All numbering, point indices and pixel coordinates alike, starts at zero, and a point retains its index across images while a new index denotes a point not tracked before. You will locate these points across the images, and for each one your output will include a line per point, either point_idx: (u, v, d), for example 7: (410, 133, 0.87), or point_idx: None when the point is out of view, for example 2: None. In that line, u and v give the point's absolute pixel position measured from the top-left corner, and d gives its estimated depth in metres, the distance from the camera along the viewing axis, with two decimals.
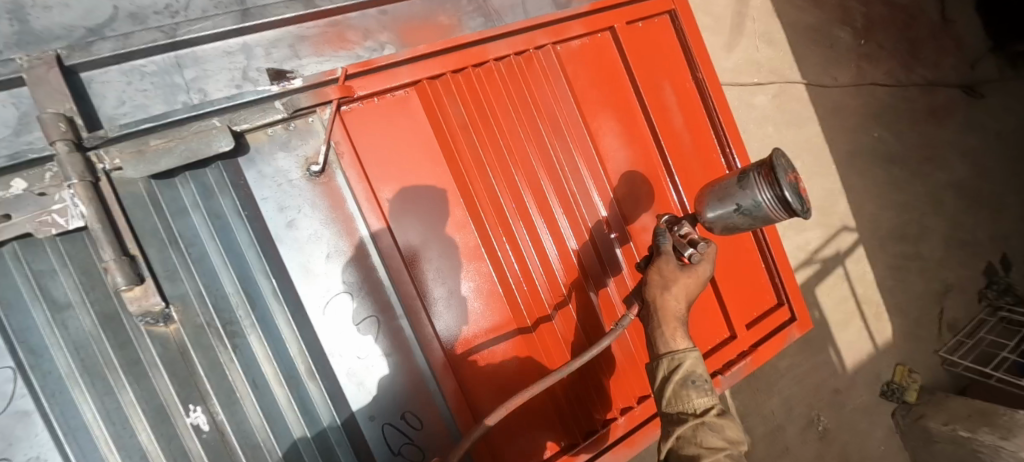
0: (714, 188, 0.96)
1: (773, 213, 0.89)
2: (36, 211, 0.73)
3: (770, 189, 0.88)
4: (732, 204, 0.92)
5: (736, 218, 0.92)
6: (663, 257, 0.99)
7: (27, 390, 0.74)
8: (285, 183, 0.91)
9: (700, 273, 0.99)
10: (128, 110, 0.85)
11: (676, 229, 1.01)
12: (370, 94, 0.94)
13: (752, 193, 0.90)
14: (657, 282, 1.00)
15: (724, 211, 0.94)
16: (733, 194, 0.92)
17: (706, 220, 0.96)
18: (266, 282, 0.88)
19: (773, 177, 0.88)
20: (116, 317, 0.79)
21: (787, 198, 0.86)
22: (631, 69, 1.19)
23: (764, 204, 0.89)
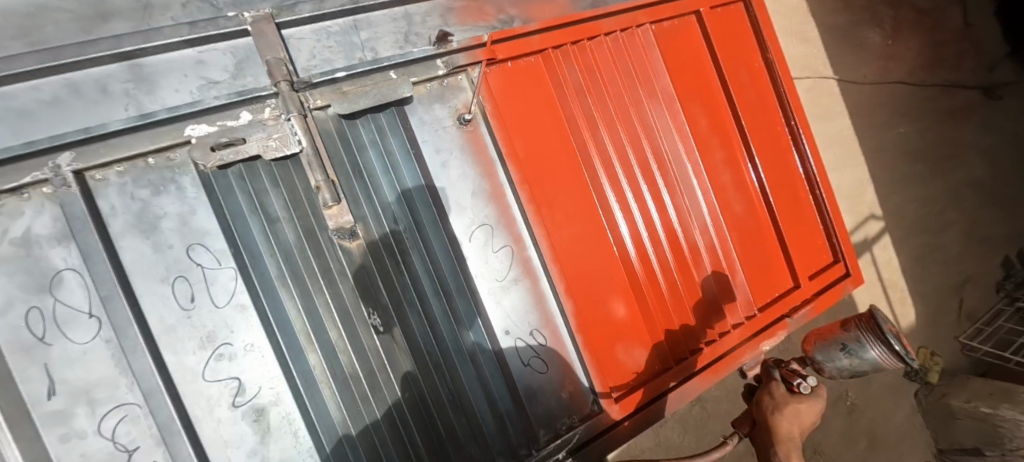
0: (823, 339, 1.38)
1: (883, 359, 1.27)
2: (263, 137, 0.89)
3: (877, 342, 1.27)
4: (840, 348, 1.33)
5: (844, 357, 1.32)
6: (775, 388, 1.25)
7: (244, 288, 0.90)
8: (441, 129, 1.06)
9: (811, 402, 1.21)
10: (317, 63, 0.99)
11: (786, 367, 1.28)
12: (506, 57, 1.10)
13: (864, 342, 1.29)
14: (769, 403, 1.23)
15: (834, 353, 1.34)
16: (842, 338, 1.33)
17: (818, 359, 1.38)
18: (425, 211, 1.03)
19: (875, 327, 1.27)
20: (314, 233, 0.94)
21: (894, 348, 1.24)
22: (712, 48, 1.35)
23: (873, 354, 1.28)
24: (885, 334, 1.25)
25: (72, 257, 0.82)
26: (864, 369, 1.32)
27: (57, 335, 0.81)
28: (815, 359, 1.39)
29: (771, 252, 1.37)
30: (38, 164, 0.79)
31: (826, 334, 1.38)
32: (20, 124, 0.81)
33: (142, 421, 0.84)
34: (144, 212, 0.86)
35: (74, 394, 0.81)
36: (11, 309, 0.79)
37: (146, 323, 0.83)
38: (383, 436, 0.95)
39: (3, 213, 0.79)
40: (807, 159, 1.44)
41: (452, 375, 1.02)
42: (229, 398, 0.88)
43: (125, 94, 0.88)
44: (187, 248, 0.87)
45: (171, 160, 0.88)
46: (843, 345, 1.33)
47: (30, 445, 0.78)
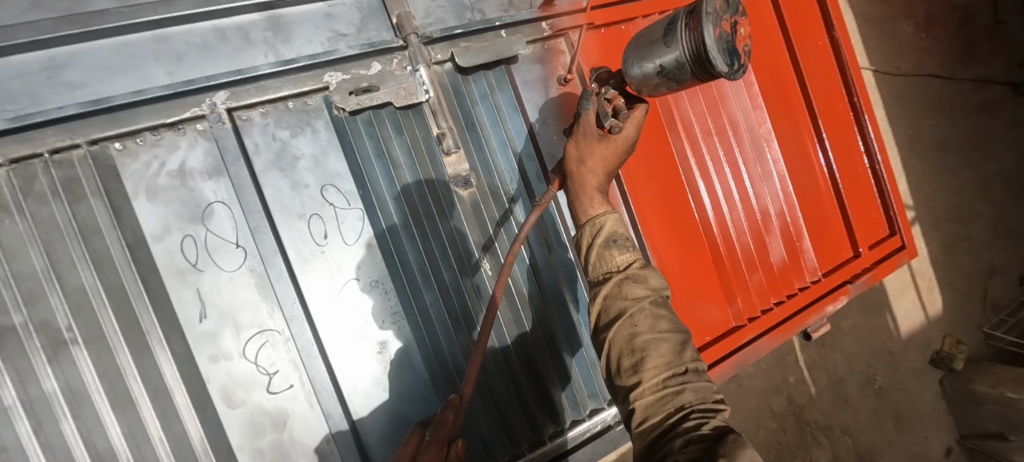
0: (641, 44, 0.93)
1: (691, 73, 0.88)
2: (395, 86, 0.96)
3: (692, 44, 0.86)
4: (654, 62, 0.90)
5: (655, 78, 0.91)
6: (583, 126, 0.95)
7: (371, 230, 0.97)
8: (541, 88, 1.10)
9: (620, 143, 0.94)
10: (431, 21, 1.05)
11: (603, 94, 0.96)
12: (601, 24, 1.16)
13: (675, 51, 0.88)
14: (576, 156, 0.97)
15: (645, 71, 0.92)
16: (658, 52, 0.90)
17: (631, 79, 0.95)
18: (531, 165, 1.08)
19: (697, 30, 0.84)
20: (433, 179, 0.99)
21: (705, 55, 0.84)
22: (783, 23, 1.41)
23: (687, 64, 0.88)
24: (703, 45, 0.83)
25: (221, 191, 0.88)
26: (678, 87, 0.93)
27: (207, 262, 0.87)
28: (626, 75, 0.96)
29: (833, 222, 1.43)
30: (197, 100, 0.86)
31: (645, 35, 0.94)
32: (176, 66, 0.89)
33: (281, 346, 0.90)
34: (283, 152, 0.91)
35: (221, 317, 0.87)
36: (168, 235, 0.85)
37: (287, 254, 0.90)
38: (491, 373, 1.02)
39: (163, 145, 0.86)
40: (869, 133, 1.50)
41: (548, 320, 1.09)
42: (357, 330, 0.94)
43: (264, 43, 0.94)
44: (321, 188, 0.93)
45: (307, 105, 0.94)
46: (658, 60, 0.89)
47: (185, 362, 0.84)
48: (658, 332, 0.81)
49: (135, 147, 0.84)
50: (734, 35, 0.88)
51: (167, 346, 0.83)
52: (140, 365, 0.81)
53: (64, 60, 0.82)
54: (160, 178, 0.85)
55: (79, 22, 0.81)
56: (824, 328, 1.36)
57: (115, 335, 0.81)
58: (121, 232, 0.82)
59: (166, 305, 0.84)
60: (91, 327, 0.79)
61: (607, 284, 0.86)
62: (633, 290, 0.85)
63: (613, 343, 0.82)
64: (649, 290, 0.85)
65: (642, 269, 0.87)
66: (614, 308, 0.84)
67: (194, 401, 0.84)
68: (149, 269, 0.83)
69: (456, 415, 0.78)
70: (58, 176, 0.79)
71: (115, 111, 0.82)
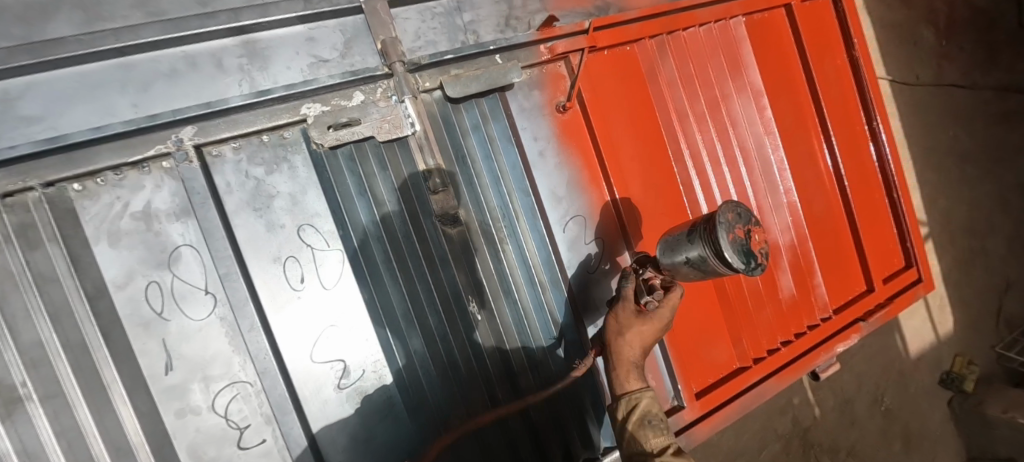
0: (669, 237, 0.91)
1: (720, 271, 0.83)
2: (377, 119, 0.88)
3: (713, 247, 0.82)
4: (681, 256, 0.86)
5: (685, 270, 0.86)
6: (621, 304, 0.91)
7: (351, 271, 0.90)
8: (538, 116, 1.03)
9: (657, 323, 0.89)
10: (422, 44, 0.98)
11: (640, 272, 0.93)
12: (605, 45, 1.08)
13: (698, 248, 0.84)
14: (615, 328, 0.92)
15: (674, 262, 0.88)
16: (683, 246, 0.86)
17: (663, 269, 0.91)
18: (525, 199, 1.01)
19: (716, 234, 0.81)
20: (418, 215, 0.93)
21: (728, 259, 0.80)
22: (800, 42, 1.33)
23: (713, 262, 0.83)
24: (724, 248, 0.80)
25: (189, 234, 0.82)
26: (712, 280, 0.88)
27: (174, 311, 0.81)
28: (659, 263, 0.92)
29: (847, 254, 1.35)
30: (162, 137, 0.79)
31: (673, 231, 0.92)
32: (140, 96, 0.81)
33: (253, 399, 0.84)
34: (258, 190, 0.85)
35: (189, 370, 0.81)
36: (132, 282, 0.79)
37: (259, 300, 0.84)
38: (481, 420, 0.96)
39: (126, 186, 0.79)
40: (888, 160, 1.41)
41: (544, 367, 1.01)
42: (335, 380, 0.88)
43: (240, 70, 0.87)
44: (298, 229, 0.87)
45: (284, 138, 0.87)
46: (685, 255, 0.86)
47: (150, 418, 0.79)
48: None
49: (95, 188, 0.78)
50: (755, 234, 0.85)
51: (130, 402, 0.78)
52: (102, 422, 0.76)
53: (21, 91, 0.76)
54: (123, 221, 0.79)
55: (33, 52, 0.75)
56: (833, 368, 1.29)
57: (74, 391, 0.75)
58: (79, 282, 0.76)
59: (129, 359, 0.78)
60: (48, 383, 0.74)
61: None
62: None
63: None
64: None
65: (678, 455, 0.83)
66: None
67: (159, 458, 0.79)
68: (110, 321, 0.78)
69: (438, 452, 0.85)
70: (10, 222, 0.73)
71: (71, 151, 0.75)
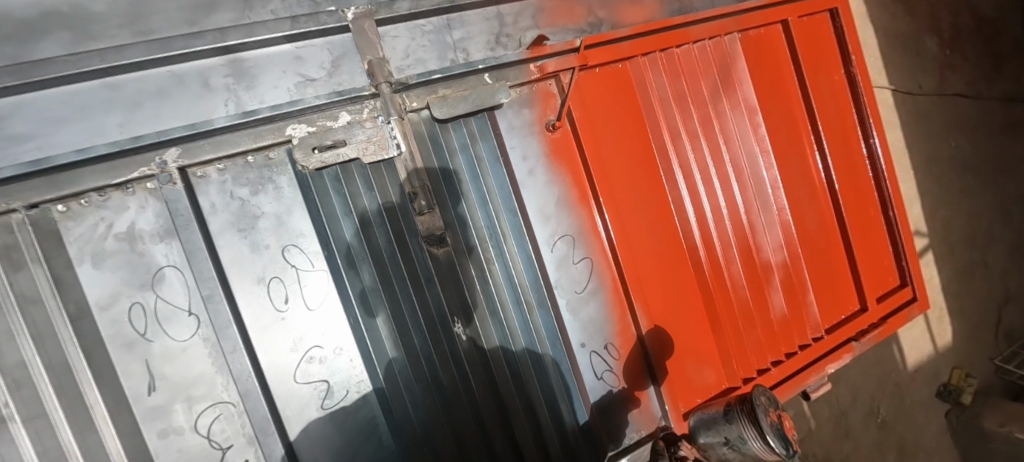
0: (704, 414, 0.98)
1: (760, 455, 0.89)
2: (363, 141, 0.88)
3: (754, 432, 0.88)
4: (721, 438, 0.93)
5: (727, 453, 0.93)
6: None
7: (336, 292, 0.90)
8: (528, 134, 1.01)
9: None
10: (410, 62, 0.97)
11: (675, 452, 0.96)
12: (597, 63, 1.07)
13: (737, 429, 0.91)
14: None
15: (716, 446, 0.94)
16: (720, 426, 0.94)
17: (699, 445, 0.98)
18: (512, 219, 1.00)
19: (756, 418, 0.89)
20: (403, 235, 0.94)
21: (770, 442, 0.87)
22: (796, 58, 1.32)
23: (754, 447, 0.89)
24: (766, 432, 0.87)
25: (173, 254, 0.82)
26: None
27: (157, 332, 0.81)
28: (697, 442, 0.99)
29: (840, 272, 1.34)
30: (147, 159, 0.80)
31: (704, 412, 0.99)
32: (126, 116, 0.81)
33: (236, 420, 0.84)
34: (243, 211, 0.85)
35: (173, 390, 0.81)
36: (116, 303, 0.79)
37: (243, 322, 0.84)
38: (465, 438, 0.97)
39: (111, 206, 0.79)
40: (885, 177, 1.40)
41: (528, 387, 1.01)
42: (318, 400, 0.88)
43: (226, 90, 0.86)
44: (282, 250, 0.87)
45: (269, 159, 0.86)
46: (724, 438, 0.93)
47: (132, 438, 0.79)
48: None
49: (79, 209, 0.78)
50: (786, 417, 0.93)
51: (112, 423, 0.78)
52: (84, 443, 0.77)
53: (6, 111, 0.76)
54: (107, 242, 0.79)
55: (19, 73, 0.75)
56: (824, 388, 1.29)
57: (56, 411, 0.76)
58: (62, 303, 0.76)
59: (112, 380, 0.78)
60: (30, 404, 0.74)
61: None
62: None
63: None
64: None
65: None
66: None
67: None
68: (93, 343, 0.78)
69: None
70: None
71: (56, 172, 0.76)
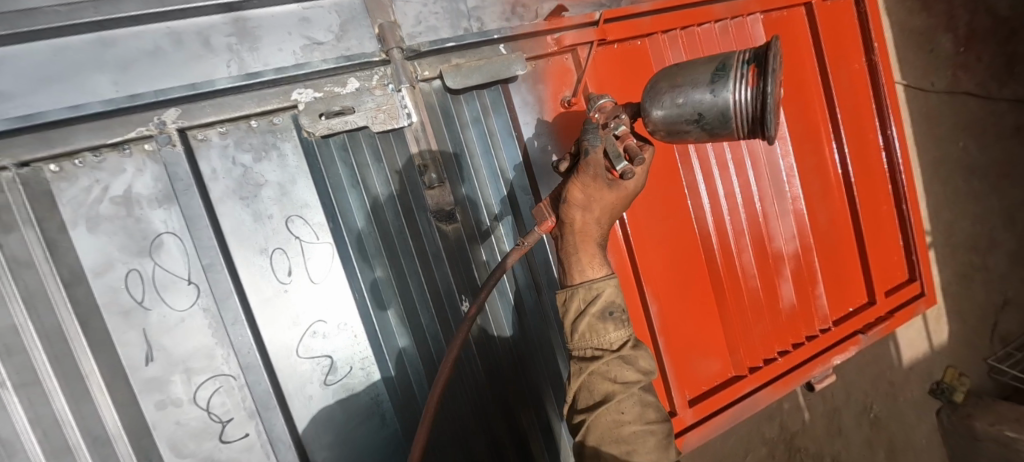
0: (678, 79, 0.80)
1: (736, 130, 0.78)
2: (372, 109, 0.84)
3: (749, 99, 0.75)
4: (693, 108, 0.78)
5: (691, 131, 0.79)
6: (590, 165, 0.76)
7: (340, 266, 0.86)
8: (541, 112, 0.98)
9: (627, 190, 0.79)
10: (422, 30, 0.92)
11: (612, 130, 0.79)
12: (615, 39, 1.03)
13: (725, 102, 0.76)
14: (580, 200, 0.78)
15: (680, 116, 0.79)
16: (702, 97, 0.77)
17: (654, 118, 0.81)
18: (525, 198, 0.97)
19: (758, 85, 0.74)
20: (412, 211, 0.90)
21: (764, 118, 0.74)
22: (818, 43, 1.27)
23: (731, 117, 0.77)
24: (757, 101, 0.73)
25: (172, 221, 0.78)
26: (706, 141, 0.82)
27: (155, 300, 0.78)
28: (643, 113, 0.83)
29: (850, 264, 1.32)
30: (143, 118, 0.75)
31: (679, 70, 0.81)
32: (120, 73, 0.76)
33: (236, 393, 0.81)
34: (245, 178, 0.81)
35: (170, 362, 0.78)
36: (111, 270, 0.76)
37: (244, 292, 0.81)
38: (469, 424, 0.96)
39: (106, 168, 0.76)
40: (900, 170, 1.37)
41: (535, 370, 1.00)
42: (321, 376, 0.85)
43: (228, 50, 0.82)
44: (286, 220, 0.83)
45: (274, 124, 0.83)
46: (698, 111, 0.78)
47: (128, 408, 0.77)
48: (646, 422, 0.76)
49: (73, 169, 0.74)
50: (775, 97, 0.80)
51: (108, 392, 0.76)
52: (79, 412, 0.74)
53: None
54: (102, 206, 0.76)
55: (7, 22, 0.70)
56: (828, 380, 1.28)
57: (49, 380, 0.73)
58: (55, 268, 0.73)
59: (107, 348, 0.76)
60: (22, 371, 0.71)
61: (595, 361, 0.76)
62: (623, 373, 0.76)
63: (592, 429, 0.75)
64: (641, 374, 0.76)
65: (636, 350, 0.77)
66: (599, 389, 0.76)
67: (138, 452, 0.77)
68: (89, 309, 0.75)
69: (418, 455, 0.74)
70: None
71: (48, 128, 0.72)
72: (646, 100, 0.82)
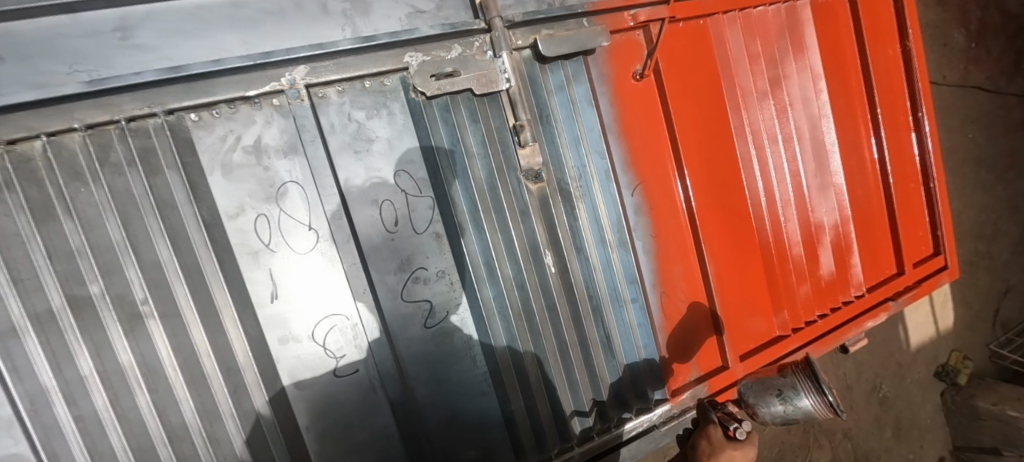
0: (758, 377, 1.08)
1: (815, 408, 0.98)
2: (476, 72, 0.93)
3: (813, 389, 0.99)
4: (774, 391, 1.04)
5: (778, 405, 1.02)
6: (709, 430, 0.94)
7: (440, 219, 0.95)
8: (615, 85, 1.06)
9: (747, 452, 0.90)
10: (512, 3, 0.99)
11: (721, 407, 1.00)
12: (682, 17, 1.12)
13: (793, 385, 1.01)
14: (705, 451, 0.91)
15: (767, 397, 1.04)
16: (775, 381, 1.04)
17: (749, 401, 1.07)
18: (601, 161, 1.05)
19: (812, 371, 1.00)
20: (503, 171, 0.98)
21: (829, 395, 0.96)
22: (858, 28, 1.36)
23: (806, 402, 1.00)
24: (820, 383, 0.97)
25: (296, 171, 0.85)
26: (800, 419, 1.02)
27: (280, 243, 0.85)
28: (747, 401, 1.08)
29: (882, 235, 1.42)
30: (276, 74, 0.83)
31: (759, 374, 1.10)
32: (249, 33, 0.82)
33: (348, 331, 0.89)
34: (359, 133, 0.88)
35: (293, 301, 0.86)
36: (242, 214, 0.82)
37: (359, 240, 0.89)
38: (551, 367, 1.03)
39: (239, 119, 0.82)
40: (930, 149, 1.46)
41: (607, 320, 1.07)
42: (422, 320, 0.94)
43: (343, 16, 0.88)
44: (393, 174, 0.91)
45: (384, 85, 0.90)
46: (777, 391, 1.03)
47: (257, 342, 0.84)
48: None
49: (210, 119, 0.81)
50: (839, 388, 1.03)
51: (240, 325, 0.83)
52: (214, 342, 0.81)
53: (137, 20, 0.77)
54: (235, 154, 0.82)
55: None
56: (862, 343, 1.38)
57: (189, 313, 0.80)
58: (197, 209, 0.80)
59: (238, 284, 0.83)
60: (166, 303, 0.79)
61: None
62: None
63: None
64: None
65: None
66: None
67: (265, 381, 0.84)
68: (223, 249, 0.82)
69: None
70: (134, 145, 0.76)
71: (193, 80, 0.79)
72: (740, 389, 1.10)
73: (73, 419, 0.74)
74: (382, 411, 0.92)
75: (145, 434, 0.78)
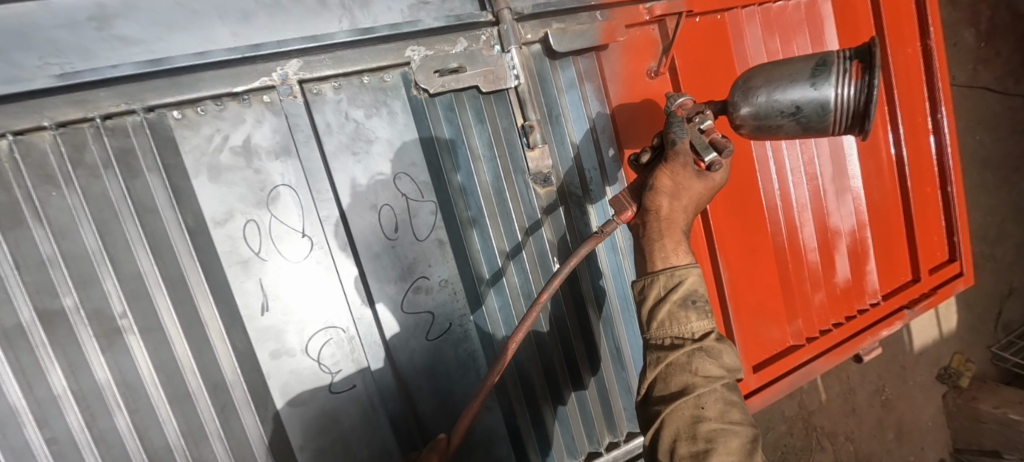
0: (775, 73, 0.81)
1: (830, 125, 0.79)
2: (482, 67, 0.87)
3: (852, 94, 0.76)
4: (788, 101, 0.79)
5: (782, 122, 0.80)
6: (678, 153, 0.78)
7: (443, 224, 0.90)
8: (627, 81, 1.01)
9: (714, 183, 0.79)
10: None
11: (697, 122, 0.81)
12: (699, 11, 1.05)
13: (823, 95, 0.77)
14: (666, 187, 0.79)
15: (772, 107, 0.80)
16: (798, 88, 0.79)
17: (741, 114, 0.83)
18: (613, 165, 1.00)
19: (860, 77, 0.76)
20: (510, 173, 0.92)
21: (864, 110, 0.76)
22: (879, 24, 1.31)
23: (832, 110, 0.78)
24: (867, 97, 0.75)
25: (289, 174, 0.79)
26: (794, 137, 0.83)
27: (271, 251, 0.79)
28: (733, 111, 0.84)
29: (898, 241, 1.37)
30: (267, 69, 0.76)
31: (778, 64, 0.82)
32: (238, 24, 0.76)
33: (344, 345, 0.84)
34: (357, 134, 0.82)
35: (285, 313, 0.80)
36: (230, 220, 0.76)
37: (356, 248, 0.83)
38: (556, 373, 0.99)
39: (227, 118, 0.76)
40: (949, 153, 1.41)
41: (616, 331, 1.02)
42: (423, 331, 0.89)
43: (341, 6, 0.81)
44: (394, 177, 0.85)
45: (384, 82, 0.84)
46: (795, 100, 0.79)
47: (246, 357, 0.78)
48: (729, 422, 0.69)
49: (196, 118, 0.74)
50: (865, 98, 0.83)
51: (227, 338, 0.77)
52: (199, 357, 0.75)
53: (115, 8, 0.70)
54: (222, 156, 0.76)
55: None
56: (876, 352, 1.34)
57: (172, 325, 0.74)
58: (180, 214, 0.74)
59: (225, 295, 0.77)
60: (147, 316, 0.73)
61: (674, 351, 0.74)
62: (705, 367, 0.72)
63: (669, 421, 0.70)
64: (723, 370, 0.73)
65: (718, 342, 0.74)
66: (676, 380, 0.72)
67: (254, 399, 0.79)
68: (210, 257, 0.76)
69: (441, 459, 0.74)
70: (111, 146, 0.70)
71: (176, 74, 0.72)
72: (736, 94, 0.84)
73: (46, 442, 0.68)
74: (382, 429, 0.86)
75: (123, 457, 0.72)
